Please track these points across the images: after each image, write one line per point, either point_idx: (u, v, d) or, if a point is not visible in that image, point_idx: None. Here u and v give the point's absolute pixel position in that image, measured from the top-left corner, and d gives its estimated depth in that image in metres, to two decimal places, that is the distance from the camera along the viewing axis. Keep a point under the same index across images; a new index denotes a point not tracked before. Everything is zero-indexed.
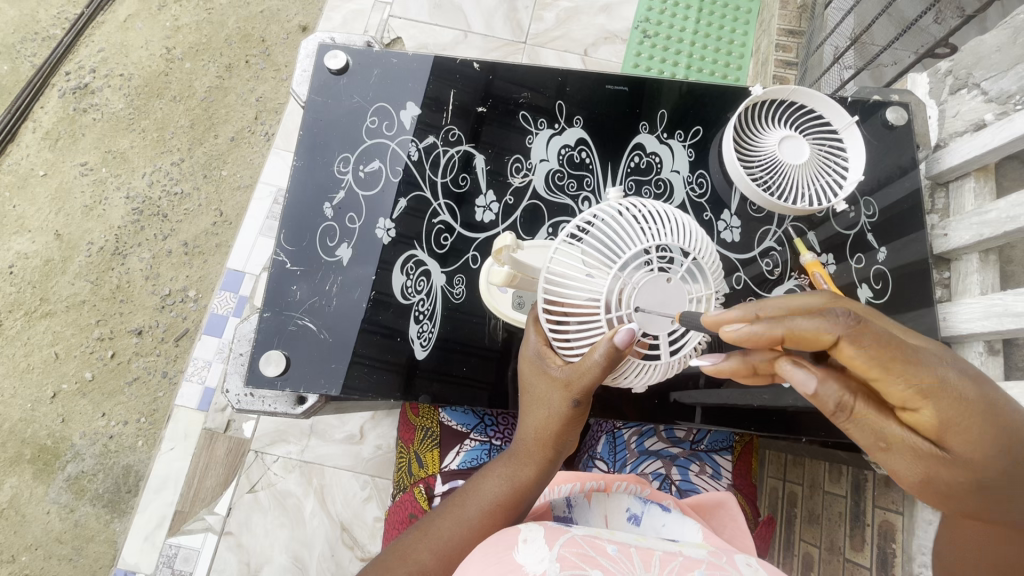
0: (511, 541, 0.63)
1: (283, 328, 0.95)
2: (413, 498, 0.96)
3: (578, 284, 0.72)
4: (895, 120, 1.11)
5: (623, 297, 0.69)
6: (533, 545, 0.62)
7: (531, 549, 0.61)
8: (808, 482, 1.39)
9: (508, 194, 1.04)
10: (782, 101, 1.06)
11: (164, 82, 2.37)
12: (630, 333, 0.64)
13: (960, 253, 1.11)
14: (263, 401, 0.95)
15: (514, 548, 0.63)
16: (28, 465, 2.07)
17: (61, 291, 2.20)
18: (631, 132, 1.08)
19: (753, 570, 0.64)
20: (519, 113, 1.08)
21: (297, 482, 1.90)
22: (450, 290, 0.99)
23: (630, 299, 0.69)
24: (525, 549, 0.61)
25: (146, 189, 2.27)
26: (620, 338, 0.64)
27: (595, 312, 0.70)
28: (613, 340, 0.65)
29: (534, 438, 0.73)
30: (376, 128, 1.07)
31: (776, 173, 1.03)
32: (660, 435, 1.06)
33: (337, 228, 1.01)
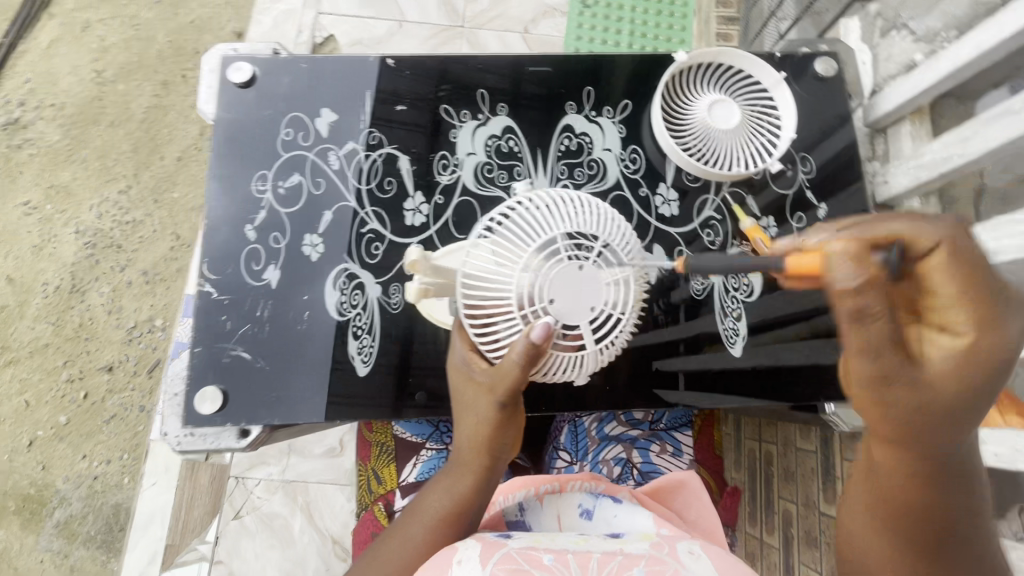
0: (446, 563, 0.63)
1: (217, 361, 0.92)
2: (373, 517, 0.96)
3: (492, 283, 0.70)
4: (826, 72, 1.09)
5: (536, 291, 0.67)
6: (467, 565, 0.62)
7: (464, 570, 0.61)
8: (781, 441, 1.40)
9: (438, 194, 1.00)
10: (709, 64, 1.03)
11: (100, 107, 2.26)
12: (545, 327, 0.62)
13: (902, 199, 1.09)
14: (205, 439, 0.91)
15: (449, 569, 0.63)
16: (15, 516, 2.00)
17: (22, 335, 2.11)
18: (559, 114, 1.05)
19: (693, 560, 0.66)
20: (440, 106, 1.03)
21: (282, 502, 1.87)
22: (386, 301, 0.96)
23: (543, 293, 0.66)
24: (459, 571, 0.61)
25: (96, 222, 2.18)
26: (537, 334, 0.62)
27: (510, 310, 0.68)
28: (530, 337, 0.63)
29: (468, 447, 0.72)
30: (292, 139, 1.01)
31: (708, 140, 1.00)
32: (620, 419, 1.06)
33: (262, 251, 0.96)
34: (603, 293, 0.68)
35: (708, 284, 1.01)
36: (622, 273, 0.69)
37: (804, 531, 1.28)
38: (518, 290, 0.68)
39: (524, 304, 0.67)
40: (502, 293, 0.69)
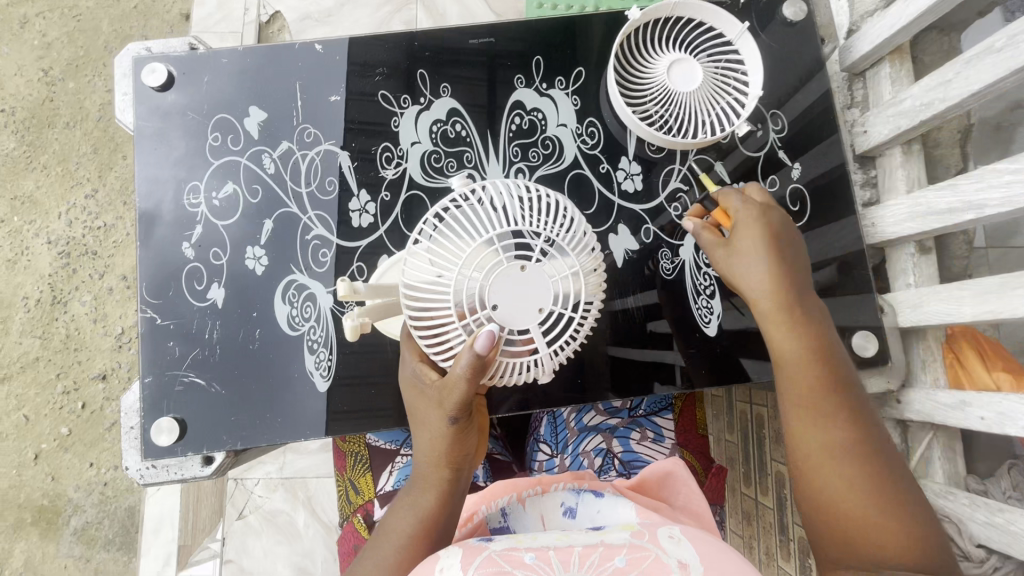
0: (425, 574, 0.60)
1: (170, 389, 0.88)
2: (353, 528, 0.93)
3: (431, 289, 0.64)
4: (794, 16, 0.99)
5: (477, 297, 0.61)
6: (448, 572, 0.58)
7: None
8: (771, 403, 1.38)
9: (384, 190, 0.94)
10: (665, 20, 0.94)
11: (53, 108, 2.14)
12: (490, 335, 0.58)
13: (882, 149, 1.02)
14: (168, 470, 0.88)
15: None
16: (33, 527, 2.03)
17: (12, 351, 2.08)
18: (507, 90, 0.96)
19: (677, 546, 0.62)
20: (378, 93, 0.95)
21: (284, 499, 1.89)
22: (339, 311, 0.91)
23: (485, 299, 0.61)
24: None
25: (67, 230, 2.11)
26: (481, 344, 0.58)
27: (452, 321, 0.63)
28: (475, 348, 0.58)
29: (426, 462, 0.68)
30: (221, 145, 0.94)
31: (670, 105, 0.92)
32: (599, 409, 1.02)
33: (202, 269, 0.91)
34: (551, 293, 0.62)
35: (679, 261, 0.95)
36: (571, 268, 0.64)
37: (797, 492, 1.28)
38: (458, 296, 0.62)
39: (466, 310, 0.61)
40: (440, 298, 0.62)
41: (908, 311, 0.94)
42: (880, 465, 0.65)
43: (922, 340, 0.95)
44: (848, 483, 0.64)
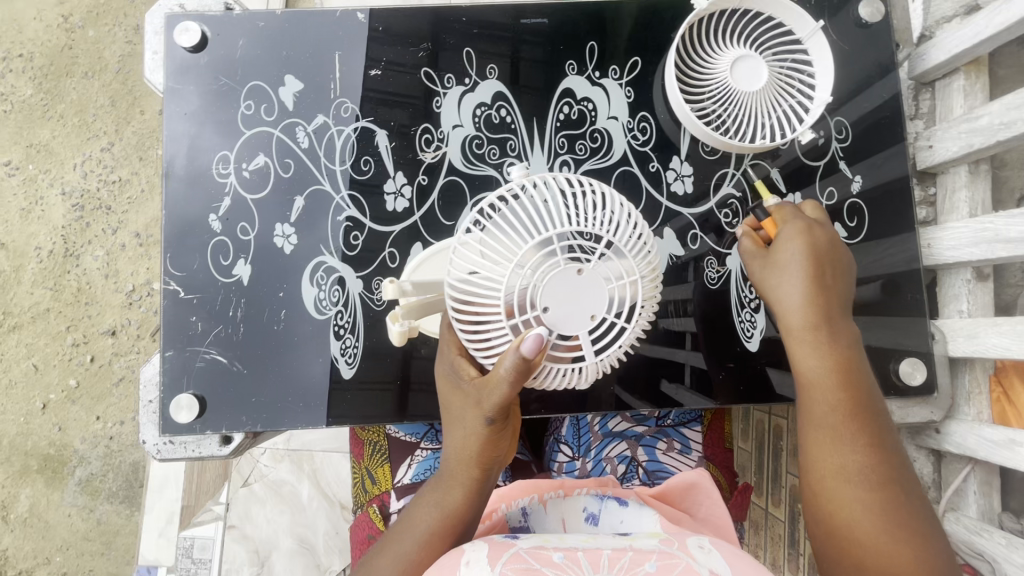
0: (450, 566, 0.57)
1: (190, 365, 0.86)
2: (368, 518, 0.91)
3: (482, 283, 0.62)
4: (870, 16, 0.93)
5: (529, 296, 0.59)
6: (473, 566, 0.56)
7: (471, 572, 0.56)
8: (792, 416, 1.35)
9: (421, 174, 0.89)
10: (733, 12, 0.88)
11: (71, 56, 2.08)
12: (538, 339, 0.56)
13: (946, 166, 0.97)
14: (186, 447, 0.86)
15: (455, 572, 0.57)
16: (38, 474, 2.05)
17: (22, 301, 2.06)
18: (558, 76, 0.91)
19: (706, 553, 0.58)
20: (422, 70, 0.90)
21: (290, 469, 1.89)
22: (369, 297, 0.88)
23: (536, 299, 0.59)
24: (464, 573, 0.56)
25: (81, 182, 2.07)
26: (528, 346, 0.56)
27: (500, 317, 0.61)
28: (521, 350, 0.56)
29: (455, 459, 0.66)
30: (254, 114, 0.89)
31: (730, 105, 0.87)
32: (625, 415, 0.98)
33: (229, 243, 0.87)
34: (606, 300, 0.60)
35: (724, 271, 0.91)
36: (628, 275, 0.61)
37: None
38: (509, 292, 0.61)
39: (515, 309, 0.60)
40: (490, 293, 0.61)
41: (960, 339, 0.91)
42: (899, 496, 0.61)
43: (970, 369, 0.92)
44: (870, 510, 0.60)
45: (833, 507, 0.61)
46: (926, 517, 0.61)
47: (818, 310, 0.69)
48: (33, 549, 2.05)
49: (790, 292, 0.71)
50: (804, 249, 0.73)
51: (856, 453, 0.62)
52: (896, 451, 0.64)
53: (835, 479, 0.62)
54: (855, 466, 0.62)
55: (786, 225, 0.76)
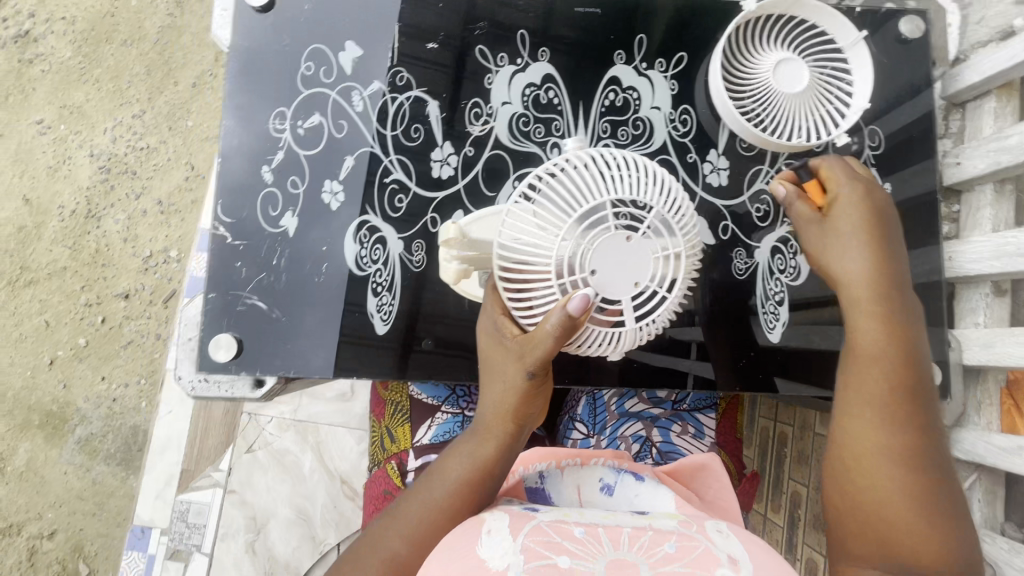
0: (472, 534, 0.59)
1: (231, 308, 0.89)
2: (386, 474, 0.96)
3: (533, 245, 0.65)
4: (911, 33, 0.98)
5: (579, 260, 0.62)
6: (496, 538, 0.57)
7: (494, 541, 0.57)
8: (798, 423, 1.37)
9: (468, 145, 0.93)
10: (779, 16, 0.91)
11: (112, 24, 2.14)
12: (585, 299, 0.59)
13: (972, 183, 1.00)
14: (220, 386, 0.90)
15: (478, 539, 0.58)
16: (39, 430, 2.07)
17: (41, 258, 2.10)
18: (606, 64, 0.95)
19: (726, 539, 0.59)
20: (476, 47, 0.94)
21: (294, 440, 1.87)
22: (408, 258, 0.92)
23: (585, 263, 0.62)
24: (487, 542, 0.57)
25: (110, 146, 2.12)
26: (575, 306, 0.59)
27: (550, 277, 0.64)
28: (568, 308, 0.59)
29: (493, 413, 0.68)
30: (313, 75, 0.93)
31: (770, 105, 0.90)
32: (642, 397, 1.04)
33: (279, 195, 0.91)
34: (650, 269, 0.63)
35: (752, 263, 0.95)
36: (673, 248, 0.64)
37: (813, 514, 1.29)
38: (560, 257, 0.63)
39: (565, 271, 0.63)
40: (542, 256, 0.64)
41: (976, 349, 0.94)
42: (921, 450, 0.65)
43: (982, 380, 0.95)
44: (903, 483, 0.63)
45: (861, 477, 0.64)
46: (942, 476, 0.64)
47: (880, 285, 0.72)
48: (26, 503, 2.05)
49: (861, 266, 0.74)
50: (866, 217, 0.76)
51: (900, 424, 0.65)
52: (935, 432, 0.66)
53: (873, 448, 0.65)
54: (899, 441, 0.64)
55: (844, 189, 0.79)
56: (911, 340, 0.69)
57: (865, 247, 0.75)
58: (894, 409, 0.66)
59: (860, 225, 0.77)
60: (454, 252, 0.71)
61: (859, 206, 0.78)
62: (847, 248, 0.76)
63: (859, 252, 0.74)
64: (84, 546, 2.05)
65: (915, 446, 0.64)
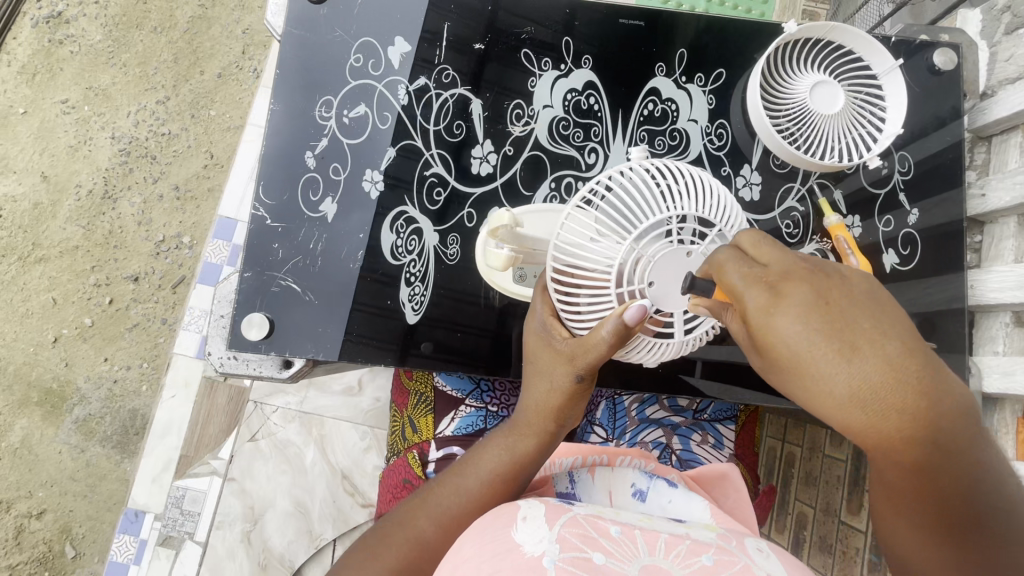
0: (507, 519, 0.58)
1: (266, 288, 0.90)
2: (407, 463, 0.95)
3: (592, 253, 0.67)
4: (943, 65, 1.00)
5: (638, 271, 0.64)
6: (534, 524, 0.57)
7: (531, 527, 0.57)
8: (807, 444, 1.37)
9: (508, 145, 0.96)
10: (817, 41, 0.94)
11: (144, 11, 2.18)
12: (641, 309, 0.58)
13: (996, 215, 1.02)
14: (248, 365, 0.91)
15: (512, 524, 0.58)
16: (37, 407, 2.06)
17: (53, 235, 2.12)
18: (646, 75, 0.97)
19: (765, 557, 0.59)
20: (521, 51, 0.97)
21: (298, 431, 1.84)
22: (443, 251, 0.93)
23: (644, 274, 0.63)
24: (524, 527, 0.56)
25: (132, 129, 2.14)
26: (631, 315, 0.59)
27: (607, 285, 0.66)
28: (623, 317, 0.59)
29: (534, 410, 0.68)
30: (361, 66, 0.96)
31: (805, 125, 0.92)
32: (663, 404, 1.05)
33: (320, 180, 0.93)
34: None
35: None
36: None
37: (819, 536, 1.28)
38: (620, 265, 0.65)
39: (623, 281, 0.65)
40: (603, 266, 0.66)
41: (995, 376, 0.95)
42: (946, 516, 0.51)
43: (999, 409, 0.96)
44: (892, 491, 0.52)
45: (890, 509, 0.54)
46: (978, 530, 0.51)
47: (832, 358, 0.45)
48: (18, 480, 2.04)
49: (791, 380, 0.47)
50: (760, 312, 0.48)
51: (910, 479, 0.49)
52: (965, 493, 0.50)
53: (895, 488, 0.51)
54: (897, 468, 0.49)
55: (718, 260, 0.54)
56: (893, 386, 0.44)
57: (793, 330, 0.46)
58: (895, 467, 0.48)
59: (777, 321, 0.47)
60: (497, 228, 0.70)
61: (749, 284, 0.50)
62: (780, 358, 0.47)
63: (747, 347, 0.51)
64: (72, 528, 2.03)
65: (924, 489, 0.49)
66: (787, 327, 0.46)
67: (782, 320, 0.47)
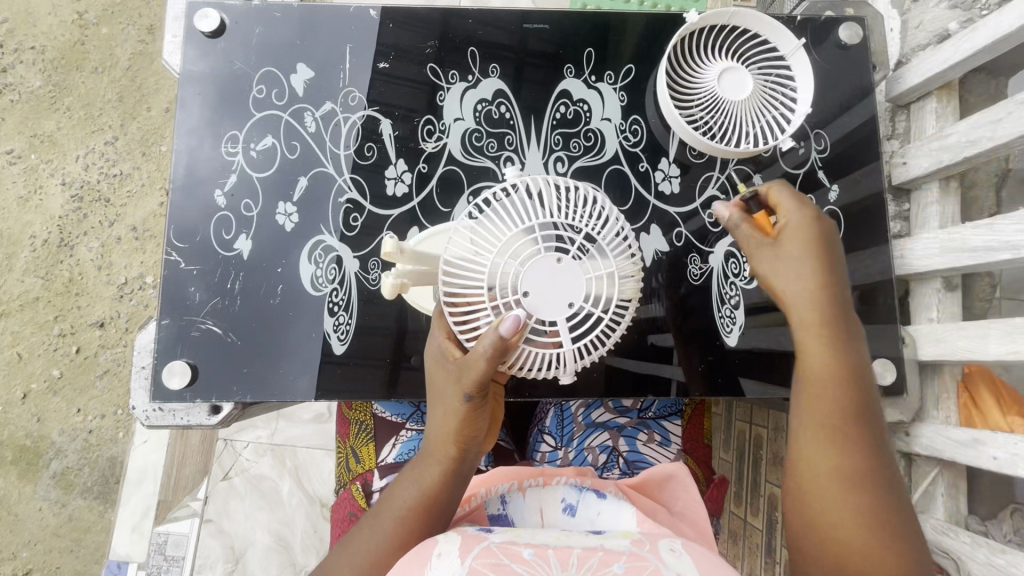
0: (422, 559, 0.57)
1: (186, 334, 0.88)
2: (351, 496, 0.93)
3: (468, 269, 0.64)
4: (849, 39, 1.01)
5: (510, 282, 0.61)
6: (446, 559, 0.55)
7: (443, 564, 0.55)
8: (771, 425, 1.36)
9: (421, 162, 0.94)
10: (721, 28, 0.93)
11: (82, 52, 2.13)
12: (516, 320, 0.57)
13: (919, 183, 1.02)
14: (174, 415, 0.88)
15: (427, 563, 0.57)
16: (12, 466, 2.01)
17: (12, 289, 2.07)
18: (555, 78, 0.97)
19: (677, 558, 0.58)
20: (427, 65, 0.95)
21: (271, 464, 1.82)
22: (365, 277, 0.91)
23: (518, 284, 0.61)
24: (437, 564, 0.56)
25: (82, 173, 2.10)
26: (506, 328, 0.57)
27: (484, 301, 0.63)
28: (499, 330, 0.58)
29: (437, 435, 0.66)
30: (264, 97, 0.94)
31: (717, 113, 0.92)
32: (608, 406, 1.04)
33: (232, 218, 0.91)
34: (583, 289, 0.62)
35: (707, 268, 0.96)
36: (606, 268, 0.63)
37: None
38: (494, 280, 0.62)
39: (497, 294, 0.62)
40: (475, 282, 0.63)
41: (930, 344, 0.94)
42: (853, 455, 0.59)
43: (938, 376, 0.95)
44: (854, 525, 0.56)
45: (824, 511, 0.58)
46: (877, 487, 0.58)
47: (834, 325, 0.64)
48: None
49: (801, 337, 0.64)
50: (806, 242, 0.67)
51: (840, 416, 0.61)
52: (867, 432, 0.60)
53: (839, 525, 0.56)
54: (852, 468, 0.58)
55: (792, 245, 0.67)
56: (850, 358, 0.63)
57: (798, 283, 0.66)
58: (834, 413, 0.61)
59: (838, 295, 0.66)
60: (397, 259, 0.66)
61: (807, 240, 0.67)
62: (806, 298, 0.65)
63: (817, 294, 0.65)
64: None
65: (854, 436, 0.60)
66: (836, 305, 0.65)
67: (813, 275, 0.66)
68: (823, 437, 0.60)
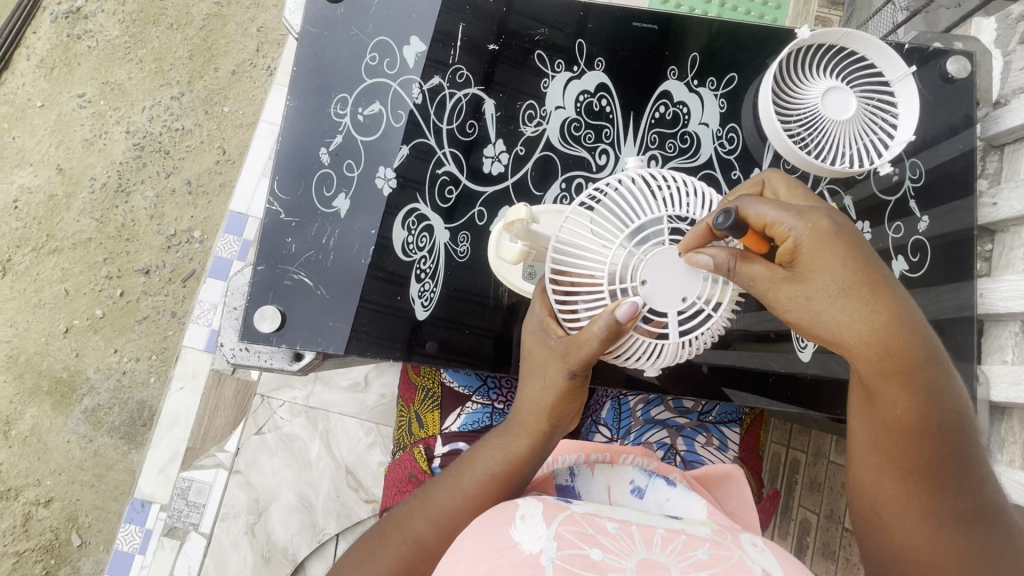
0: (506, 518, 0.58)
1: (278, 282, 0.91)
2: (413, 458, 0.98)
3: (585, 253, 0.67)
4: (956, 73, 1.00)
5: (630, 270, 0.64)
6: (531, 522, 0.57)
7: (529, 525, 0.57)
8: (811, 450, 1.36)
9: (519, 145, 0.97)
10: (830, 47, 0.93)
11: (160, 8, 2.21)
12: (633, 306, 0.60)
13: (1008, 224, 1.02)
14: (259, 356, 0.93)
15: (511, 523, 0.58)
16: (47, 396, 2.09)
17: (68, 227, 2.15)
18: (658, 78, 0.98)
19: (759, 552, 0.58)
20: (535, 52, 0.98)
21: (304, 426, 1.82)
22: (453, 248, 0.94)
23: (637, 273, 0.63)
24: (522, 525, 0.57)
25: (147, 124, 2.17)
26: (623, 312, 0.60)
27: (600, 283, 0.66)
28: (615, 314, 0.60)
29: (530, 407, 0.68)
30: (376, 65, 0.97)
31: (816, 130, 0.92)
32: (668, 405, 1.05)
33: (334, 176, 0.94)
34: (699, 286, 0.64)
35: None
36: None
37: (821, 543, 1.29)
38: (613, 265, 0.65)
39: (614, 279, 0.65)
40: (590, 267, 0.67)
41: (1003, 386, 0.95)
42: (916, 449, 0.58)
43: (1006, 419, 0.97)
44: (935, 537, 0.58)
45: (888, 505, 0.60)
46: (948, 466, 0.58)
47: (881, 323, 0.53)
48: (26, 469, 2.07)
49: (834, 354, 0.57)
50: (811, 238, 0.53)
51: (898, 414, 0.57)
52: (931, 421, 0.57)
53: (900, 519, 0.59)
54: (907, 468, 0.58)
55: (800, 238, 0.54)
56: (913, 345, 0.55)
57: (822, 289, 0.54)
58: (892, 419, 0.58)
59: (907, 311, 0.54)
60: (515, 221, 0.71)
61: (815, 239, 0.53)
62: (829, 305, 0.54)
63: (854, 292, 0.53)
64: (78, 516, 2.05)
65: (916, 433, 0.57)
66: (882, 298, 0.53)
67: (835, 256, 0.53)
68: (879, 446, 0.59)
